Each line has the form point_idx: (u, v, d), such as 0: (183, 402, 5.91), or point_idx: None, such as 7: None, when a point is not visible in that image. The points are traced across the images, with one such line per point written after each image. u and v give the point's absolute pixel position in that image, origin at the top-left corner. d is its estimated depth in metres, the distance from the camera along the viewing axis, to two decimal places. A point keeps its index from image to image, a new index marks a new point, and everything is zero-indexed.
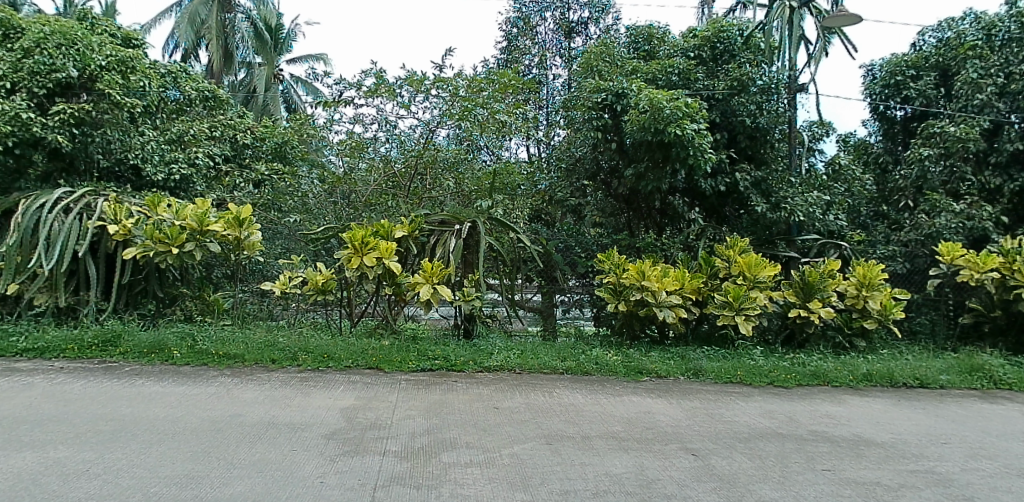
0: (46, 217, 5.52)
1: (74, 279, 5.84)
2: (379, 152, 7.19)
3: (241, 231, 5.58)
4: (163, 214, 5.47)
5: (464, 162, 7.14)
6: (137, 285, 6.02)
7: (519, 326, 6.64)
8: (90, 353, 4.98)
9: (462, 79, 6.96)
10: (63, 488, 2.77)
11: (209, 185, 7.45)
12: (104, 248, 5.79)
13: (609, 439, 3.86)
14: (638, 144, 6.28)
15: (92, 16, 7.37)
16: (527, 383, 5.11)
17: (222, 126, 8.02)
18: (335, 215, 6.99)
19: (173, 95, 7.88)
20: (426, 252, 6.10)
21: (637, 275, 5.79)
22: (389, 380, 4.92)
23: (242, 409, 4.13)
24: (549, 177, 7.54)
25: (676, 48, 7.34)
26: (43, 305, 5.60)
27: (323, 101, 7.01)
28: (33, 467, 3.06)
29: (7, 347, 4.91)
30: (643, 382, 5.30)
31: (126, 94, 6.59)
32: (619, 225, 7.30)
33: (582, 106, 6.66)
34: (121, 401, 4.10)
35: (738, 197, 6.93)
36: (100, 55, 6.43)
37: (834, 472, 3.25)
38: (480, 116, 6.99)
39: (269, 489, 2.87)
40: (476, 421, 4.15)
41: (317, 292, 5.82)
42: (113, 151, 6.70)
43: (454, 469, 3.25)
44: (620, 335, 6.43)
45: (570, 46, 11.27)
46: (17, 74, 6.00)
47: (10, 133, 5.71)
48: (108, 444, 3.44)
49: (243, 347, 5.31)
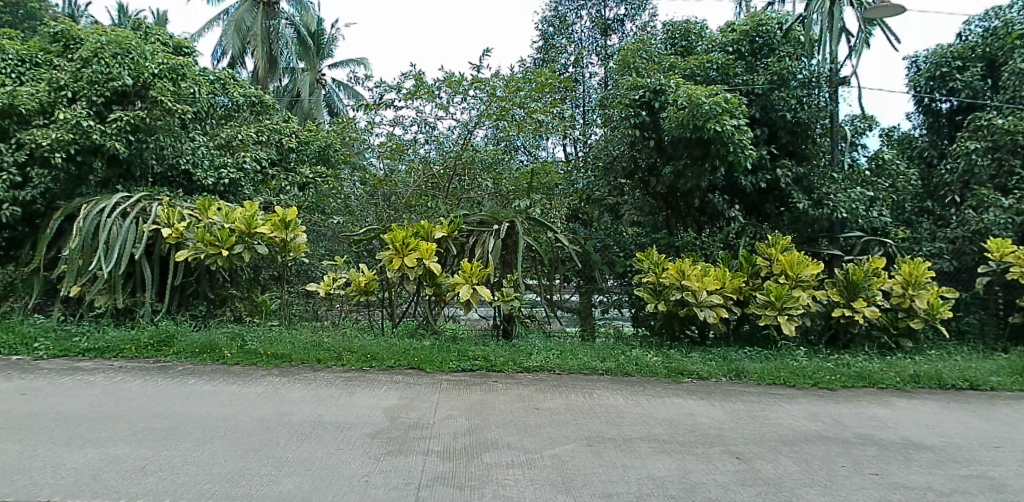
0: (106, 221, 5.66)
1: (131, 281, 6.00)
2: (418, 153, 7.22)
3: (287, 233, 5.62)
4: (213, 218, 5.55)
5: (502, 162, 7.06)
6: (189, 287, 6.17)
7: (557, 326, 6.59)
8: (146, 353, 5.13)
9: (500, 79, 6.96)
10: (121, 485, 2.89)
11: (256, 189, 7.60)
12: (160, 250, 5.97)
13: (651, 442, 3.81)
14: (677, 141, 6.16)
15: (145, 26, 7.53)
16: (567, 383, 5.08)
17: (268, 131, 8.06)
18: (376, 216, 7.08)
19: (222, 101, 7.99)
20: (464, 253, 6.09)
21: (677, 275, 5.64)
22: (431, 380, 4.96)
23: (290, 409, 4.22)
24: (584, 175, 7.39)
25: (714, 44, 7.20)
26: (103, 306, 5.77)
27: (363, 104, 7.03)
28: (94, 463, 3.20)
29: (71, 347, 5.10)
30: (684, 384, 5.23)
31: (177, 101, 6.63)
32: (657, 224, 7.04)
33: (618, 103, 6.51)
34: (178, 399, 4.26)
35: (779, 193, 6.71)
36: (153, 64, 6.49)
37: (882, 477, 3.14)
38: (517, 116, 6.99)
39: (315, 488, 2.92)
40: (518, 422, 4.16)
41: (359, 293, 5.81)
42: (166, 157, 6.89)
43: (496, 471, 3.24)
44: (659, 336, 6.33)
45: (606, 44, 11.17)
46: (79, 84, 6.19)
47: (72, 141, 5.88)
48: (163, 442, 3.56)
49: (289, 347, 5.40)
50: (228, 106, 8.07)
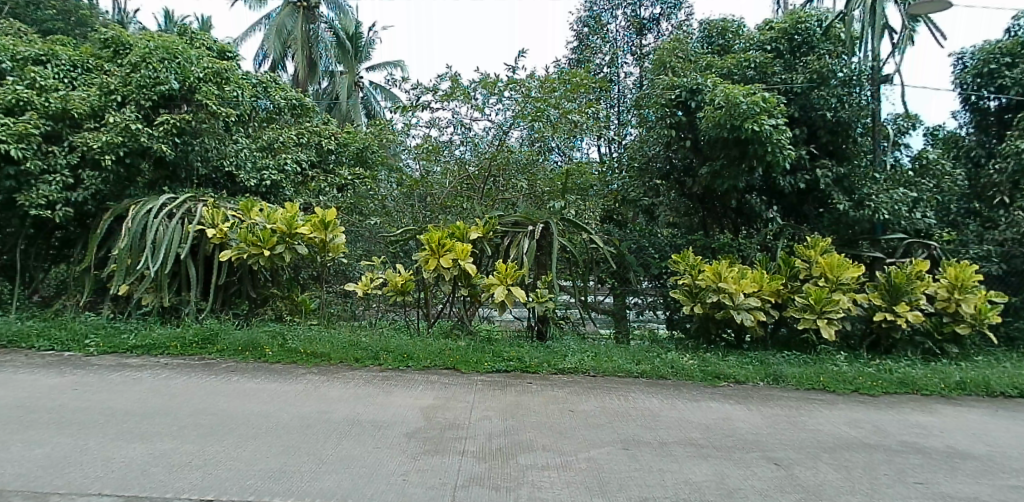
0: (153, 221, 5.80)
1: (176, 280, 6.17)
2: (454, 154, 7.27)
3: (326, 234, 5.68)
4: (256, 218, 5.67)
5: (537, 163, 7.02)
6: (232, 286, 6.33)
7: (591, 328, 6.53)
8: (191, 350, 5.27)
9: (535, 79, 7.10)
10: (169, 480, 2.99)
11: (296, 190, 7.74)
12: (204, 250, 6.06)
13: (687, 446, 3.75)
14: (714, 142, 6.07)
15: (190, 31, 7.67)
16: (602, 386, 5.04)
17: (308, 133, 8.20)
18: (412, 217, 7.10)
19: (264, 105, 8.05)
20: (499, 254, 6.09)
21: (714, 277, 5.54)
22: (466, 380, 4.98)
23: (328, 407, 4.28)
24: (619, 177, 7.30)
25: (751, 42, 7.03)
26: (149, 304, 5.93)
27: (400, 105, 7.06)
28: (143, 458, 3.31)
29: (120, 344, 5.27)
30: (721, 388, 5.14)
31: (222, 105, 6.88)
32: (692, 225, 6.97)
33: (654, 103, 6.44)
34: (221, 396, 4.36)
35: (818, 195, 6.54)
36: (198, 68, 6.66)
37: (928, 486, 3.04)
38: (553, 117, 6.95)
39: (354, 486, 2.96)
40: (553, 424, 4.14)
41: (396, 294, 5.86)
42: (211, 160, 6.96)
43: (531, 472, 3.23)
44: (696, 339, 6.19)
45: (641, 44, 11.02)
46: (128, 88, 6.37)
47: (121, 143, 6.08)
48: (208, 438, 3.66)
49: (328, 346, 5.47)
50: (269, 109, 8.10)
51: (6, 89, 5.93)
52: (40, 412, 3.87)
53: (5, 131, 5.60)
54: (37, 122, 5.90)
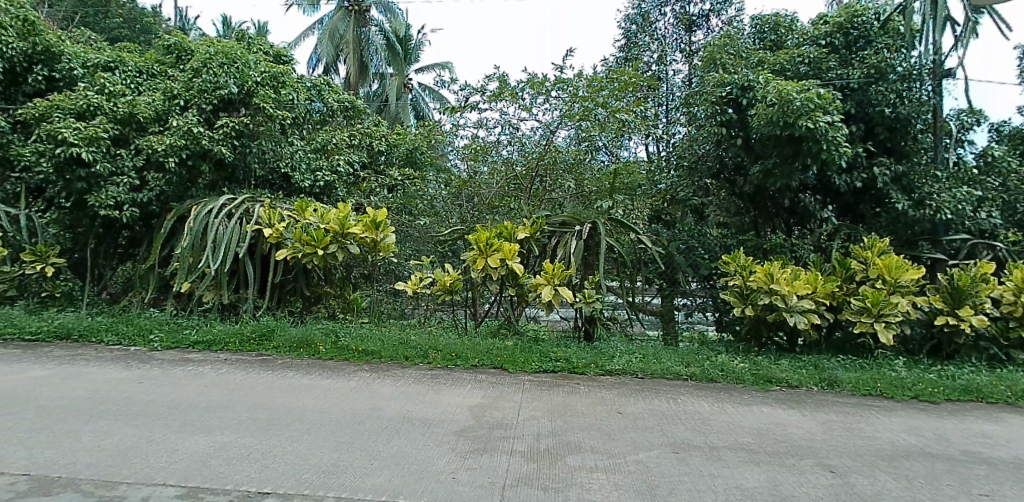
0: (214, 222, 5.98)
1: (235, 278, 6.37)
2: (501, 154, 7.16)
3: (377, 233, 5.75)
4: (310, 218, 5.79)
5: (584, 163, 6.99)
6: (287, 284, 6.51)
7: (638, 329, 6.51)
8: (249, 346, 5.43)
9: (582, 78, 6.90)
10: (230, 472, 3.09)
11: (349, 191, 7.95)
12: (261, 250, 6.27)
13: (739, 451, 3.66)
14: (765, 139, 5.90)
15: (248, 36, 7.90)
16: (651, 388, 4.97)
17: (361, 135, 8.47)
18: (460, 217, 7.21)
19: (318, 107, 8.19)
20: (547, 254, 6.12)
21: (766, 278, 5.40)
22: (514, 380, 4.98)
23: (379, 404, 4.35)
24: (668, 176, 7.16)
25: (804, 37, 6.83)
26: (210, 301, 6.15)
27: (448, 107, 7.10)
28: (205, 450, 3.43)
29: (183, 339, 5.48)
30: (773, 392, 4.99)
31: (278, 108, 6.93)
32: (744, 225, 6.81)
33: (704, 101, 6.31)
34: (278, 391, 4.48)
35: (875, 193, 6.29)
36: (256, 72, 6.82)
37: (996, 499, 2.87)
38: (600, 116, 6.89)
39: (405, 482, 3.00)
40: (601, 425, 4.11)
41: (444, 293, 5.89)
42: (267, 161, 7.18)
43: (580, 474, 3.20)
44: (747, 341, 6.04)
45: (691, 40, 10.28)
46: (190, 93, 6.62)
47: (184, 146, 6.30)
48: (265, 432, 3.76)
49: (379, 344, 5.56)
50: (322, 111, 8.26)
51: (80, 95, 6.37)
52: (110, 404, 4.06)
53: (77, 135, 6.01)
54: (105, 126, 6.23)
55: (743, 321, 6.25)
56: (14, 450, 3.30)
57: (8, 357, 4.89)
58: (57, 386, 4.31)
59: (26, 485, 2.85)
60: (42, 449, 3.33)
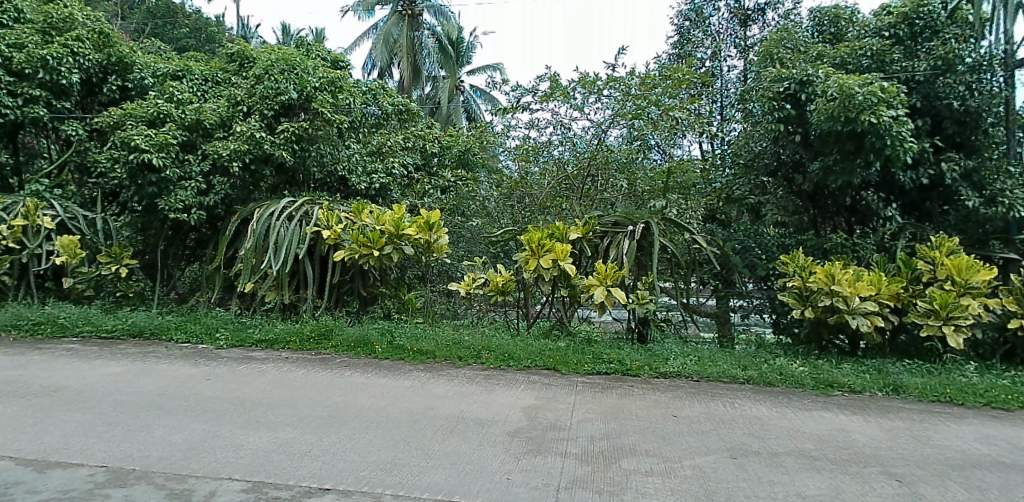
0: (275, 224, 6.17)
1: (295, 279, 6.55)
2: (552, 154, 7.22)
3: (431, 235, 5.81)
4: (366, 220, 5.90)
5: (637, 162, 6.91)
6: (345, 285, 6.69)
7: (693, 331, 6.36)
8: (308, 345, 5.57)
9: (634, 76, 6.84)
10: (292, 467, 3.18)
11: (404, 193, 7.87)
12: (320, 251, 6.41)
13: (800, 458, 3.53)
14: (825, 135, 5.72)
15: (307, 43, 8.11)
16: (707, 391, 4.87)
17: (414, 137, 8.26)
18: (512, 217, 7.21)
19: (373, 110, 8.22)
20: (599, 254, 6.02)
21: (826, 279, 5.21)
22: (567, 381, 4.95)
23: (435, 404, 4.38)
24: (723, 174, 6.98)
25: (866, 30, 6.60)
26: (272, 301, 6.36)
27: (500, 108, 7.13)
28: (268, 445, 3.53)
29: (246, 337, 5.68)
30: (835, 397, 4.82)
31: (335, 112, 7.15)
32: (802, 225, 6.48)
33: (760, 97, 6.09)
34: (336, 389, 4.58)
35: (943, 190, 6.07)
36: (314, 78, 7.00)
37: None
38: (653, 115, 6.77)
39: (461, 481, 3.02)
40: (656, 428, 4.04)
41: (497, 293, 5.92)
42: (325, 165, 7.26)
43: (635, 477, 3.15)
44: (806, 344, 5.89)
45: (746, 35, 9.93)
46: (252, 99, 6.85)
47: (248, 151, 6.53)
48: (325, 429, 3.84)
49: (433, 344, 5.61)
50: (378, 115, 8.26)
51: (151, 104, 6.72)
52: (179, 399, 4.23)
53: (149, 141, 6.33)
54: (175, 132, 6.54)
55: (802, 323, 6.05)
56: (95, 442, 3.48)
57: (85, 354, 5.18)
58: (131, 380, 4.54)
59: (104, 476, 2.99)
60: (118, 442, 3.49)
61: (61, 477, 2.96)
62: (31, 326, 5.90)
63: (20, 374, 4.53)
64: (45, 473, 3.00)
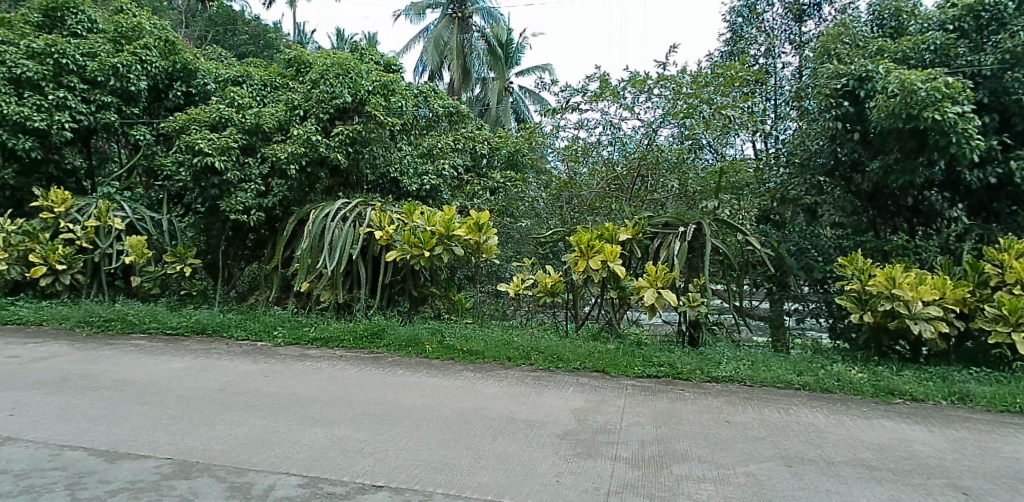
0: (330, 225, 6.38)
1: (348, 279, 6.71)
2: (601, 155, 7.16)
3: (480, 236, 5.86)
4: (417, 221, 5.98)
5: (687, 161, 6.82)
6: (396, 285, 6.78)
7: (744, 334, 6.34)
8: (362, 344, 5.69)
9: (687, 74, 6.76)
10: (346, 463, 3.24)
11: (453, 193, 8.06)
12: (372, 251, 6.51)
13: (859, 467, 3.39)
14: (885, 133, 5.54)
15: (361, 47, 8.27)
16: (761, 397, 4.75)
17: (464, 139, 8.47)
18: (560, 218, 7.25)
19: (424, 113, 8.30)
20: (649, 255, 6.01)
21: (887, 282, 5.03)
22: (616, 384, 4.91)
23: (485, 404, 4.40)
24: (778, 174, 6.87)
25: (930, 23, 6.42)
26: (327, 300, 6.52)
27: (549, 109, 7.14)
28: (323, 441, 3.60)
29: (302, 336, 5.85)
30: (896, 405, 4.63)
31: (388, 115, 7.24)
32: (861, 225, 6.47)
33: (816, 94, 5.98)
34: (388, 388, 4.64)
35: (1014, 190, 5.72)
36: (368, 82, 7.09)
37: None
38: (704, 113, 6.65)
39: (512, 482, 3.01)
40: (708, 434, 3.96)
41: (546, 295, 6.00)
42: (378, 166, 7.44)
43: (687, 483, 3.08)
44: (865, 350, 5.71)
45: (802, 31, 9.29)
46: (309, 103, 7.06)
47: (304, 153, 6.72)
48: (378, 427, 3.89)
49: (482, 344, 5.65)
50: (428, 117, 8.34)
51: (213, 109, 7.04)
52: (238, 394, 4.37)
53: (212, 145, 6.61)
54: (235, 136, 6.79)
55: (860, 328, 5.88)
56: (161, 435, 3.60)
57: (152, 350, 5.42)
58: (194, 375, 4.72)
59: (170, 468, 3.09)
60: (182, 435, 3.61)
61: (130, 468, 3.07)
62: (102, 322, 6.24)
63: (94, 368, 4.78)
64: (116, 463, 3.12)
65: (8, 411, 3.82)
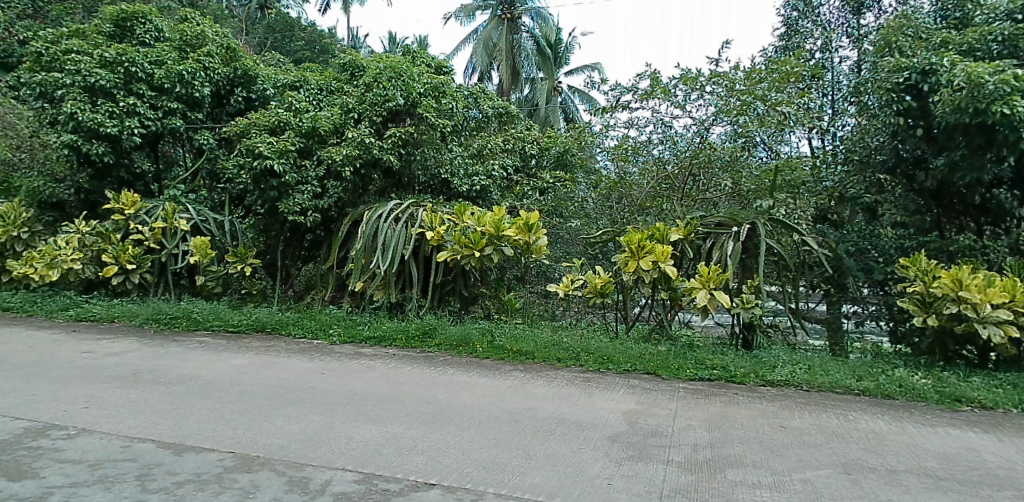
0: (383, 225, 6.55)
1: (401, 279, 6.81)
2: (652, 153, 7.07)
3: (529, 236, 5.86)
4: (467, 221, 6.05)
5: (741, 160, 6.75)
6: (447, 284, 6.92)
7: (801, 337, 6.17)
8: (414, 343, 5.82)
9: (740, 70, 6.59)
10: (400, 461, 3.27)
11: (503, 194, 8.10)
12: (424, 251, 6.65)
13: (924, 476, 3.22)
14: (951, 128, 5.35)
15: (413, 51, 8.40)
16: (818, 402, 4.63)
17: (513, 139, 8.48)
18: (610, 218, 7.26)
19: (474, 114, 8.37)
20: (702, 256, 6.01)
21: (953, 284, 4.85)
22: (668, 387, 4.86)
23: (535, 405, 4.39)
24: (835, 172, 6.69)
25: (994, 14, 6.10)
26: (380, 300, 6.66)
27: (598, 108, 7.11)
28: (377, 439, 3.65)
29: (357, 334, 6.00)
30: (962, 412, 4.42)
31: (439, 117, 7.38)
32: (924, 225, 6.13)
33: (877, 88, 5.82)
34: (439, 387, 4.69)
35: None
36: (420, 84, 7.27)
37: None
38: (759, 110, 6.53)
39: (562, 483, 2.99)
40: (764, 439, 3.86)
41: (595, 295, 6.02)
42: (429, 168, 7.61)
43: (742, 489, 2.99)
44: (928, 355, 5.50)
45: (860, 24, 8.73)
46: (362, 106, 7.17)
47: (358, 155, 6.85)
48: (430, 425, 3.92)
49: (532, 345, 5.66)
50: (478, 118, 8.46)
51: (273, 113, 7.28)
52: (296, 391, 4.48)
53: (271, 148, 6.83)
54: (293, 139, 6.99)
55: (924, 333, 5.64)
56: (223, 429, 3.70)
57: (215, 346, 5.64)
58: (254, 372, 4.87)
59: (232, 461, 3.19)
60: (243, 429, 3.71)
61: (195, 461, 3.17)
62: (169, 320, 6.53)
63: (163, 363, 5.01)
64: (181, 456, 3.23)
65: (84, 403, 4.01)
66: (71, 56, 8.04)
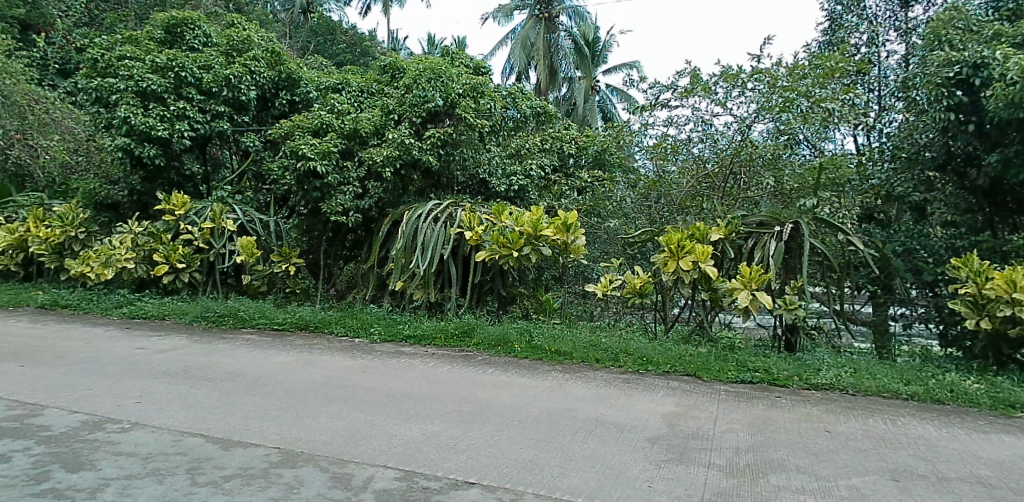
0: (422, 225, 6.62)
1: (440, 278, 6.91)
2: (692, 152, 7.04)
3: (568, 236, 5.87)
4: (506, 221, 6.10)
5: (783, 158, 6.61)
6: (485, 284, 6.99)
7: (845, 340, 6.10)
8: (453, 342, 5.89)
9: (782, 67, 6.54)
10: (440, 459, 3.31)
11: (540, 194, 8.14)
12: (464, 251, 6.77)
13: (978, 484, 3.10)
14: (1004, 123, 5.20)
15: (451, 51, 8.45)
16: (865, 406, 4.52)
17: (551, 139, 8.52)
18: (649, 218, 7.18)
19: (512, 114, 8.38)
20: (742, 256, 5.94)
21: (1006, 286, 4.68)
22: (709, 389, 4.81)
23: (573, 406, 4.38)
24: (881, 170, 6.57)
25: None
26: (420, 299, 6.74)
27: (638, 107, 7.09)
28: (418, 437, 3.69)
29: (397, 333, 6.09)
30: (1016, 418, 4.26)
31: (477, 117, 7.36)
32: (976, 225, 6.03)
33: (926, 84, 5.77)
34: (478, 387, 4.72)
35: None
36: (458, 84, 7.28)
37: None
38: (803, 107, 6.42)
39: (601, 485, 2.97)
40: (808, 443, 3.78)
41: (634, 295, 5.99)
42: (468, 168, 7.67)
43: (786, 493, 2.93)
44: (981, 359, 5.32)
45: (908, 17, 8.48)
46: (401, 107, 7.31)
47: (399, 156, 7.01)
48: (469, 424, 3.94)
49: (570, 346, 5.66)
50: (516, 118, 8.39)
51: (315, 115, 7.41)
52: (337, 389, 4.56)
53: (313, 150, 6.98)
54: (334, 141, 7.15)
55: (976, 336, 5.46)
56: (269, 425, 3.79)
57: (259, 344, 5.79)
58: (297, 370, 4.97)
59: (278, 456, 3.25)
60: (287, 425, 3.79)
61: (242, 455, 3.24)
62: (217, 318, 6.72)
63: (211, 359, 5.18)
64: (229, 450, 3.31)
65: (137, 398, 4.15)
66: (126, 62, 8.34)
